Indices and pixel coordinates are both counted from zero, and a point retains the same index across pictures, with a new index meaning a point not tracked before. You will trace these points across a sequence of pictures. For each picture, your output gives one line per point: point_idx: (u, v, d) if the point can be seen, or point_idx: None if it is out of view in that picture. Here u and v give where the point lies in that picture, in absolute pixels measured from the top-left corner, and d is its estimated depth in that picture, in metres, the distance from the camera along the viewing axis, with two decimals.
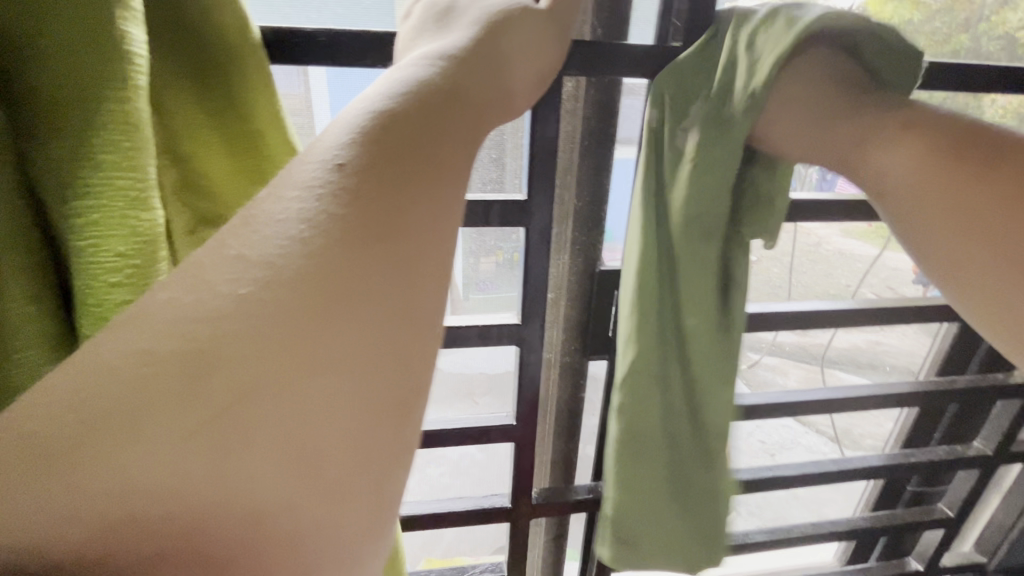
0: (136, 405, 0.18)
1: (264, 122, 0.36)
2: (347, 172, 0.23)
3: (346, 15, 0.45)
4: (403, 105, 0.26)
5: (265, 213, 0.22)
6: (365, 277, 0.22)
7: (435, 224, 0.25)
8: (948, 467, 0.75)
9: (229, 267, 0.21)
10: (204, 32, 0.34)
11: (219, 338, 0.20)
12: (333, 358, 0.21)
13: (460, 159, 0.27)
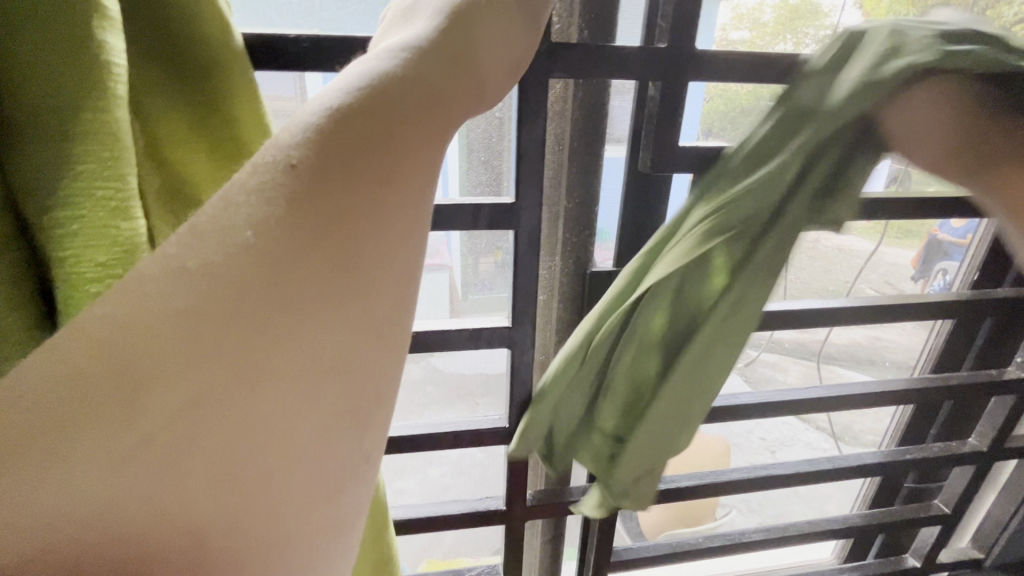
0: (82, 416, 0.21)
1: (249, 130, 0.36)
2: (286, 188, 0.25)
3: (331, 19, 0.45)
4: (347, 106, 0.26)
5: (212, 221, 0.24)
6: (298, 292, 0.24)
7: (376, 233, 0.26)
8: (942, 463, 0.76)
9: (171, 280, 0.23)
10: (186, 40, 0.34)
11: (156, 352, 0.22)
12: (267, 368, 0.24)
13: (411, 158, 0.28)
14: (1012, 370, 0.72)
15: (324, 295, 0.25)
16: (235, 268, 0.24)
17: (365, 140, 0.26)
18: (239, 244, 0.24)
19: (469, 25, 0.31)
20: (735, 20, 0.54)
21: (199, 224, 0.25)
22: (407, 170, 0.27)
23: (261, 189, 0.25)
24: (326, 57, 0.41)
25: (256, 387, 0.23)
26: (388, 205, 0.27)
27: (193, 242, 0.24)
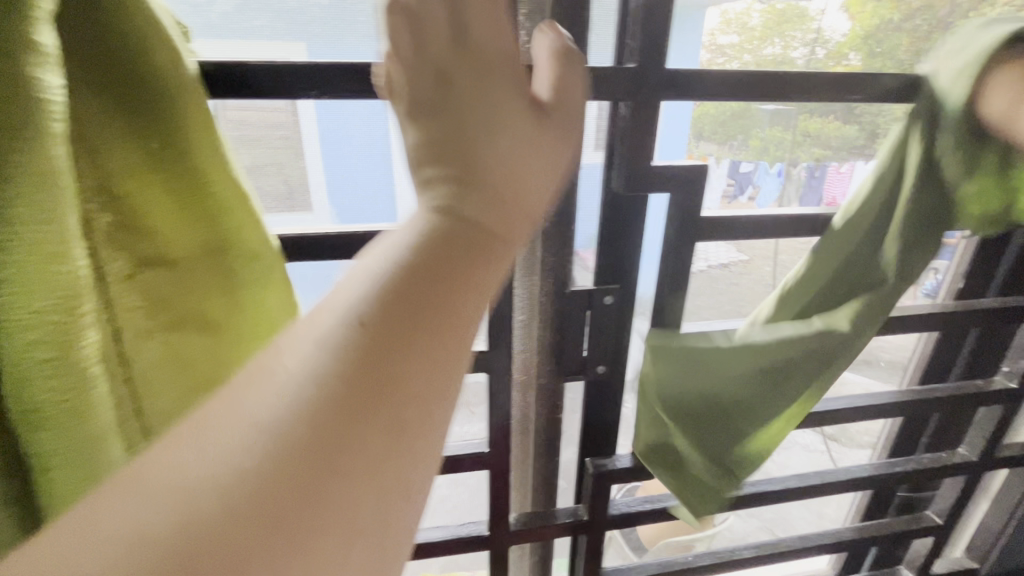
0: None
1: (205, 160, 0.35)
2: (338, 355, 0.22)
3: (295, 40, 0.44)
4: (404, 258, 0.25)
5: (243, 407, 0.21)
6: (354, 476, 0.21)
7: (425, 400, 0.24)
8: (933, 475, 0.75)
9: (197, 474, 0.20)
10: (135, 68, 0.33)
11: (195, 566, 0.18)
12: (318, 570, 0.20)
13: (461, 305, 0.26)
14: (999, 379, 0.71)
15: (378, 478, 0.22)
16: (279, 458, 0.20)
17: (421, 296, 0.25)
18: (286, 424, 0.21)
19: (498, 137, 0.31)
20: (724, 24, 0.54)
21: (225, 410, 0.21)
22: (457, 324, 0.25)
23: (311, 360, 0.22)
24: (287, 84, 0.40)
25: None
26: (439, 364, 0.24)
27: (225, 430, 0.21)
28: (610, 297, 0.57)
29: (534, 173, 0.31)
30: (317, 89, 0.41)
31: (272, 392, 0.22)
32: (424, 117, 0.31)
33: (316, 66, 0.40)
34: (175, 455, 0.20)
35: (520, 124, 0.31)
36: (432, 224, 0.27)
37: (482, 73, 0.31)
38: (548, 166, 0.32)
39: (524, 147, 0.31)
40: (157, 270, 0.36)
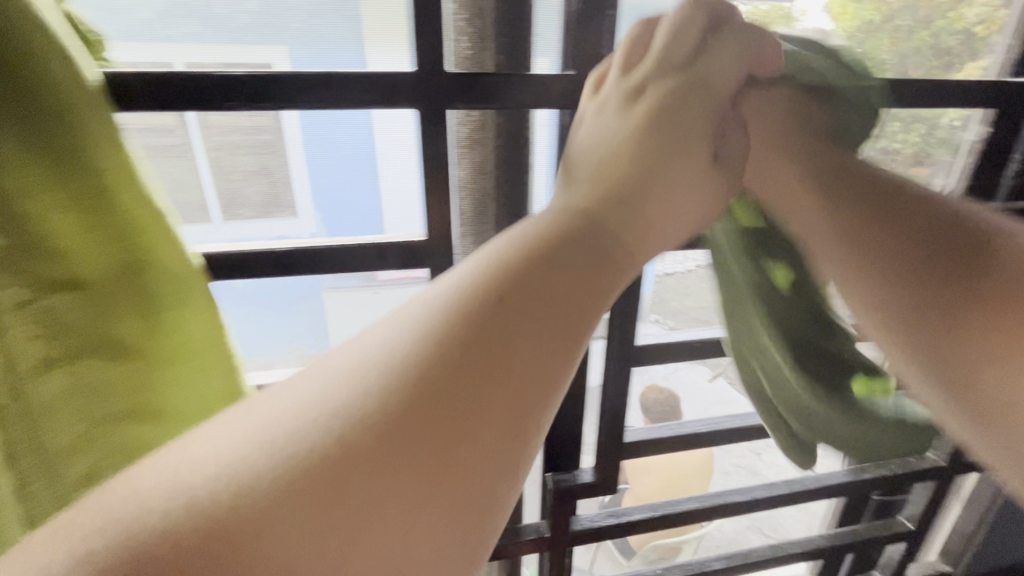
0: (275, 508, 0.20)
1: (116, 175, 0.34)
2: (478, 315, 0.26)
3: (221, 47, 0.42)
4: (533, 245, 0.30)
5: (392, 336, 0.25)
6: (482, 419, 0.24)
7: (542, 377, 0.26)
8: (900, 480, 0.74)
9: (357, 384, 0.23)
10: (24, 78, 0.30)
11: (361, 454, 0.21)
12: (447, 492, 0.22)
13: (577, 302, 0.29)
14: None
15: (502, 428, 0.24)
16: (429, 391, 0.23)
17: (544, 284, 0.28)
18: (437, 362, 0.24)
19: (655, 183, 0.37)
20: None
21: (382, 341, 0.25)
22: (579, 324, 0.28)
23: (455, 315, 0.26)
24: (213, 96, 0.39)
25: (428, 511, 0.22)
26: (554, 350, 0.27)
27: (382, 355, 0.24)
28: None
29: (643, 212, 0.36)
30: (242, 99, 0.39)
31: (414, 331, 0.25)
32: (610, 117, 0.41)
33: (238, 78, 0.39)
34: (335, 366, 0.24)
35: (682, 169, 0.39)
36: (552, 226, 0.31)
37: (678, 118, 0.40)
38: (655, 209, 0.37)
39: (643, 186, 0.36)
40: (69, 292, 0.33)
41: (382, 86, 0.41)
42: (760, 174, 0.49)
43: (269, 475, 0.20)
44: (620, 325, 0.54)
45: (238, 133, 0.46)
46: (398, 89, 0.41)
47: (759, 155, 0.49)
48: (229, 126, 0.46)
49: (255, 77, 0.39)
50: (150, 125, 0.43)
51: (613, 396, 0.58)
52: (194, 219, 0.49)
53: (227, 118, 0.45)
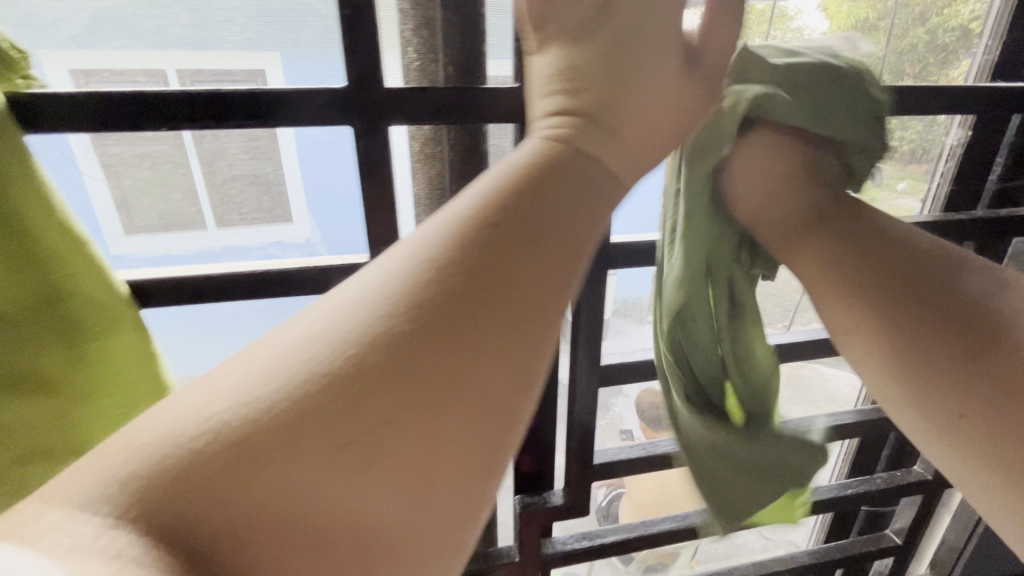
0: (307, 412, 0.22)
1: (22, 200, 0.32)
2: (480, 241, 0.28)
3: (149, 63, 0.40)
4: (530, 169, 0.31)
5: (399, 263, 0.27)
6: (489, 330, 0.26)
7: (542, 293, 0.28)
8: (887, 495, 0.73)
9: (366, 304, 0.25)
10: None
11: (381, 363, 0.24)
12: (463, 395, 0.25)
13: (574, 224, 0.31)
14: None
15: (507, 338, 0.26)
16: (438, 306, 0.25)
17: (540, 207, 0.30)
18: (444, 282, 0.26)
19: (635, 103, 0.36)
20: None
21: (390, 265, 0.27)
22: (576, 249, 0.30)
23: (457, 241, 0.28)
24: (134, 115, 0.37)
25: (450, 405, 0.24)
26: (554, 268, 0.29)
27: (391, 280, 0.26)
28: None
29: (632, 134, 0.36)
30: (164, 119, 0.37)
31: (420, 256, 0.27)
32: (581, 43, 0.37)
33: (150, 96, 0.37)
34: (347, 292, 0.26)
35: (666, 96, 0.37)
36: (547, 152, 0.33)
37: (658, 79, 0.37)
38: (642, 135, 0.37)
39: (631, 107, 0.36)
40: None
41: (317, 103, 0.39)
42: (751, 186, 0.42)
43: (292, 390, 0.23)
44: (587, 343, 0.53)
45: (240, 149, 0.44)
46: (334, 107, 0.39)
47: (766, 177, 0.42)
48: (228, 139, 0.44)
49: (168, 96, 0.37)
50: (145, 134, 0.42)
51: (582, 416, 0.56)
52: (190, 227, 0.47)
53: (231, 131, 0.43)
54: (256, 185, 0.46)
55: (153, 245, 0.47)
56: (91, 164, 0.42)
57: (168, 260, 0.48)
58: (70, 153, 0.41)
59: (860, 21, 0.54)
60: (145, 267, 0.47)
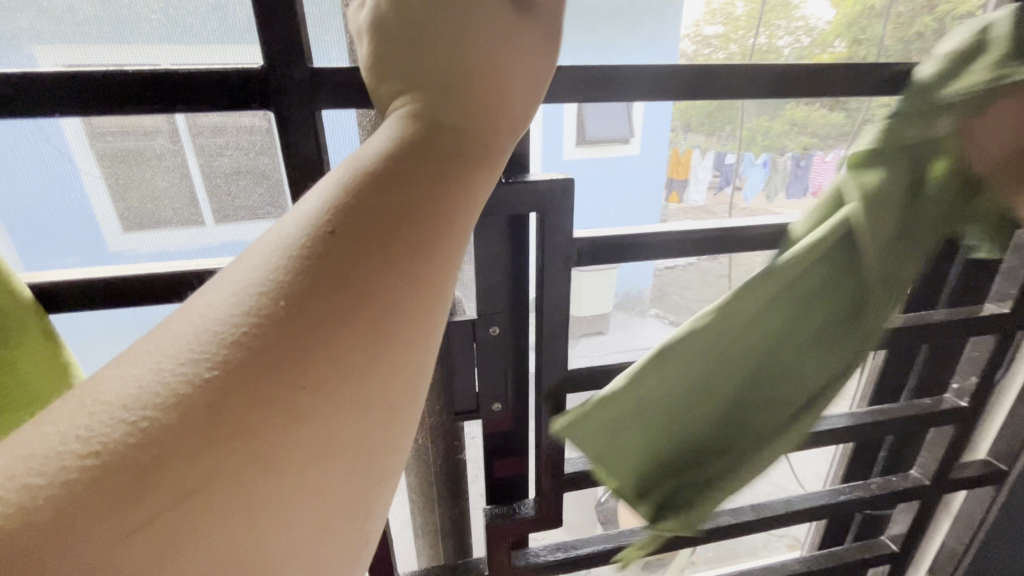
0: (87, 498, 0.19)
1: None
2: (311, 261, 0.23)
3: (66, 43, 0.38)
4: (381, 163, 0.26)
5: (212, 304, 0.23)
6: (320, 362, 0.22)
7: (398, 309, 0.24)
8: (883, 501, 0.69)
9: (165, 357, 0.21)
10: None
11: (177, 426, 0.20)
12: (286, 443, 0.22)
13: (440, 220, 0.26)
14: (948, 399, 0.67)
15: (349, 369, 0.23)
16: (253, 346, 0.22)
17: (394, 205, 0.25)
18: (262, 316, 0.22)
19: (509, 51, 0.30)
20: (709, 15, 0.58)
21: (209, 301, 0.23)
22: (446, 257, 0.26)
23: (280, 265, 0.23)
24: (47, 101, 0.36)
25: (272, 458, 0.21)
26: (416, 276, 0.25)
27: (203, 321, 0.22)
28: (497, 328, 0.50)
29: (510, 96, 0.30)
30: (79, 105, 0.36)
31: (241, 288, 0.23)
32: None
33: (65, 79, 0.35)
34: (149, 346, 0.22)
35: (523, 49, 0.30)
36: (402, 138, 0.27)
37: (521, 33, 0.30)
38: (521, 92, 0.30)
39: (501, 61, 0.29)
40: None
41: (242, 87, 0.38)
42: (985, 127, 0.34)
43: (73, 473, 0.19)
44: (554, 346, 0.50)
45: (223, 138, 0.45)
46: (256, 92, 0.38)
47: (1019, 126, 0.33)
48: (211, 127, 0.44)
49: (85, 77, 0.35)
50: (136, 128, 0.43)
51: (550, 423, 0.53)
52: (185, 220, 0.48)
53: (213, 117, 0.44)
54: (242, 173, 0.47)
55: (154, 240, 0.48)
56: (87, 159, 0.43)
57: (165, 254, 0.48)
58: (66, 145, 0.42)
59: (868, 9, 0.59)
60: (145, 262, 0.48)
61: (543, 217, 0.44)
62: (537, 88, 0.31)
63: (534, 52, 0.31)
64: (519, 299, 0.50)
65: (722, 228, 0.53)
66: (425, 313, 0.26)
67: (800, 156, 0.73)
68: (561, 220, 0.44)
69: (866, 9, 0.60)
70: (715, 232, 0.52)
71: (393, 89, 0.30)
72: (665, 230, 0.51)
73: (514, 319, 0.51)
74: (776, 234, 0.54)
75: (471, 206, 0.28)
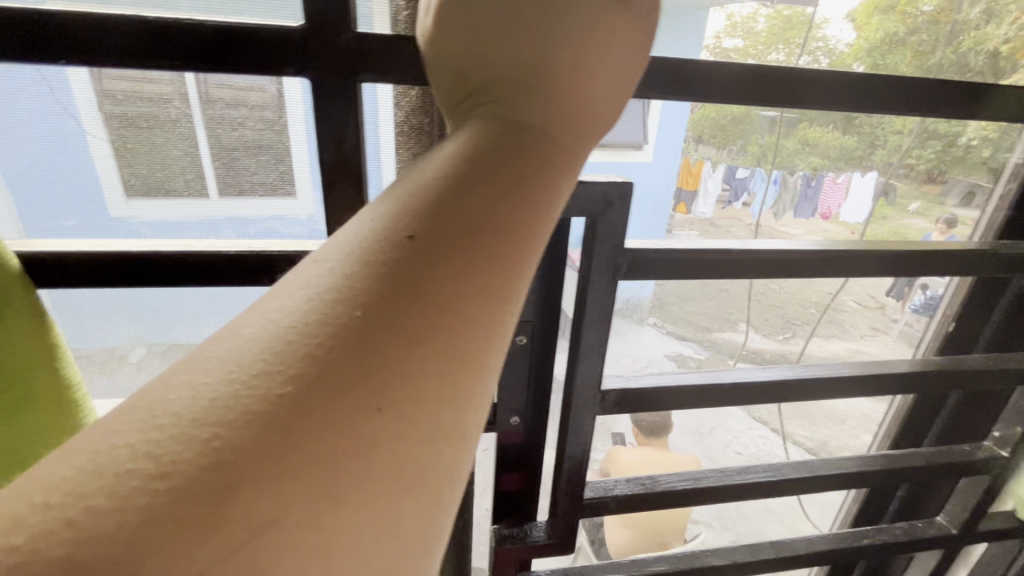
0: (141, 541, 0.14)
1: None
2: (390, 267, 0.19)
3: None
4: (464, 160, 0.22)
5: (284, 304, 0.18)
6: (403, 381, 0.18)
7: (480, 331, 0.20)
8: (906, 547, 0.67)
9: (236, 364, 0.17)
10: None
11: (244, 456, 0.16)
12: (362, 480, 0.17)
13: (529, 226, 0.22)
14: (987, 447, 0.64)
15: (433, 395, 0.18)
16: (329, 361, 0.17)
17: (480, 207, 0.21)
18: (338, 327, 0.18)
19: (601, 38, 0.25)
20: (730, 28, 0.58)
21: (276, 303, 0.18)
22: (528, 265, 0.22)
23: (358, 268, 0.19)
24: (53, 41, 0.32)
25: (347, 499, 0.17)
26: (504, 282, 0.21)
27: (274, 326, 0.18)
28: (521, 338, 0.47)
29: (600, 93, 0.26)
30: (86, 56, 0.33)
31: (316, 288, 0.18)
32: None
33: (72, 18, 0.32)
34: (213, 350, 0.18)
35: (611, 28, 0.25)
36: (487, 133, 0.23)
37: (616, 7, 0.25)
38: (606, 89, 0.26)
39: (594, 57, 0.25)
40: None
41: (275, 49, 0.34)
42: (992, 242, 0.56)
43: (137, 503, 0.15)
44: (588, 364, 0.46)
45: (244, 111, 0.41)
46: (290, 51, 0.34)
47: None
48: (228, 100, 0.41)
49: (96, 19, 0.32)
50: (148, 95, 0.40)
51: (572, 445, 0.50)
52: (191, 193, 0.44)
53: (222, 88, 0.40)
54: (267, 148, 0.43)
55: (160, 210, 0.44)
56: (94, 123, 0.40)
57: (172, 227, 0.45)
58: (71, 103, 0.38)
59: (891, 35, 0.62)
60: (147, 234, 0.44)
61: (592, 222, 0.41)
62: (633, 78, 0.27)
63: (630, 38, 0.26)
64: (547, 310, 0.46)
65: (785, 247, 0.47)
66: (512, 326, 0.21)
67: (811, 177, 0.78)
68: (611, 226, 0.41)
69: (889, 35, 0.62)
70: (782, 255, 0.46)
71: (476, 82, 0.26)
72: (731, 246, 0.46)
73: (543, 329, 0.47)
74: (842, 260, 0.49)
75: (556, 209, 0.24)
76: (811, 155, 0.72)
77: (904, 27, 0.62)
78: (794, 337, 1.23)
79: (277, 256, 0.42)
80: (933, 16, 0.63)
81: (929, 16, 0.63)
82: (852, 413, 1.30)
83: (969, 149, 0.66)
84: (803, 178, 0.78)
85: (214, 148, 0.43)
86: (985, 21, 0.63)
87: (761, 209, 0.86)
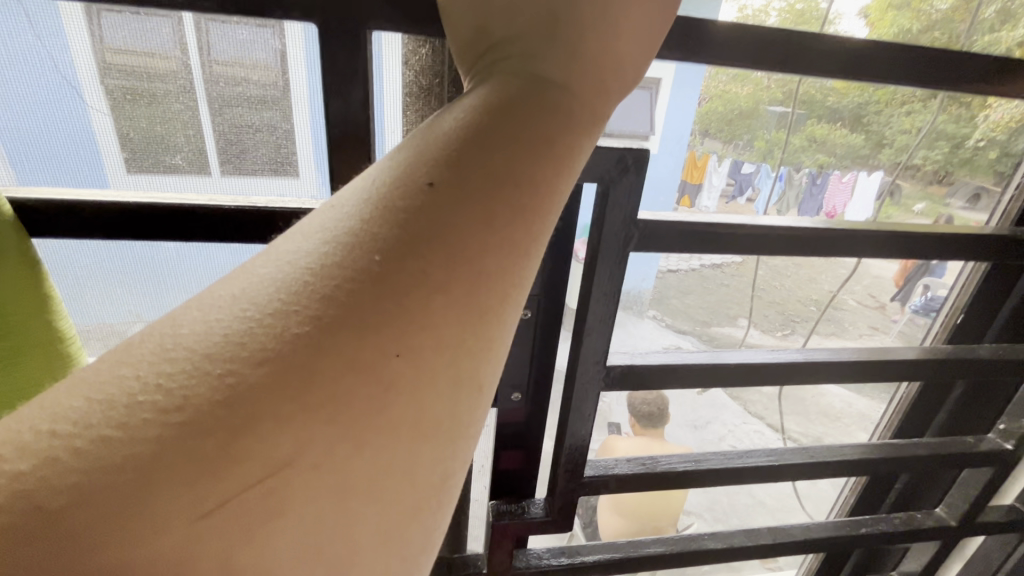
0: (158, 470, 0.14)
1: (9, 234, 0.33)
2: (410, 212, 0.18)
3: None
4: (486, 111, 0.21)
5: (297, 248, 0.17)
6: (422, 330, 0.17)
7: (500, 282, 0.19)
8: (902, 538, 0.68)
9: (250, 302, 0.16)
10: None
11: (261, 393, 0.15)
12: (375, 429, 0.16)
13: (551, 178, 0.21)
14: (990, 439, 0.64)
15: (451, 346, 0.18)
16: (347, 304, 0.16)
17: (503, 158, 0.20)
18: (357, 270, 0.17)
19: None
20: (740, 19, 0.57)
21: (289, 247, 0.18)
22: (550, 218, 0.21)
23: (375, 212, 0.18)
24: None
25: (361, 446, 0.16)
26: (525, 234, 0.20)
27: (289, 267, 0.17)
28: (529, 312, 0.46)
29: (628, 47, 0.24)
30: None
31: (331, 231, 0.18)
32: None
33: None
34: (227, 288, 0.17)
35: None
36: (509, 84, 0.22)
37: None
38: (633, 41, 0.25)
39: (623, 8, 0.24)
40: None
41: None
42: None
43: (146, 435, 0.14)
44: (596, 339, 0.45)
45: (246, 69, 0.40)
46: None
47: None
48: (228, 70, 0.40)
49: None
50: (150, 68, 0.39)
51: (576, 423, 0.50)
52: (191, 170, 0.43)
53: (228, 65, 0.40)
54: (272, 106, 0.42)
55: (160, 184, 0.43)
56: (95, 93, 0.39)
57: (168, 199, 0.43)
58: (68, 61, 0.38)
59: (904, 31, 0.59)
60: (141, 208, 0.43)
61: (605, 191, 0.40)
62: (661, 30, 0.25)
63: None
64: (555, 284, 0.46)
65: (798, 227, 0.46)
66: (533, 281, 0.20)
67: (816, 175, 0.76)
68: (624, 197, 0.40)
69: (902, 30, 0.60)
70: (797, 236, 0.46)
71: (497, 35, 0.25)
72: (749, 225, 0.45)
73: (551, 302, 0.46)
74: (850, 241, 0.48)
75: (579, 165, 0.23)
76: (818, 151, 0.72)
77: (918, 24, 0.60)
78: (793, 333, 1.23)
79: (279, 211, 0.41)
80: (948, 13, 0.61)
81: (945, 12, 0.61)
82: (847, 411, 1.29)
83: (976, 149, 0.66)
84: (809, 175, 0.77)
85: (218, 127, 0.42)
86: (1007, 18, 0.62)
87: (764, 205, 0.81)
